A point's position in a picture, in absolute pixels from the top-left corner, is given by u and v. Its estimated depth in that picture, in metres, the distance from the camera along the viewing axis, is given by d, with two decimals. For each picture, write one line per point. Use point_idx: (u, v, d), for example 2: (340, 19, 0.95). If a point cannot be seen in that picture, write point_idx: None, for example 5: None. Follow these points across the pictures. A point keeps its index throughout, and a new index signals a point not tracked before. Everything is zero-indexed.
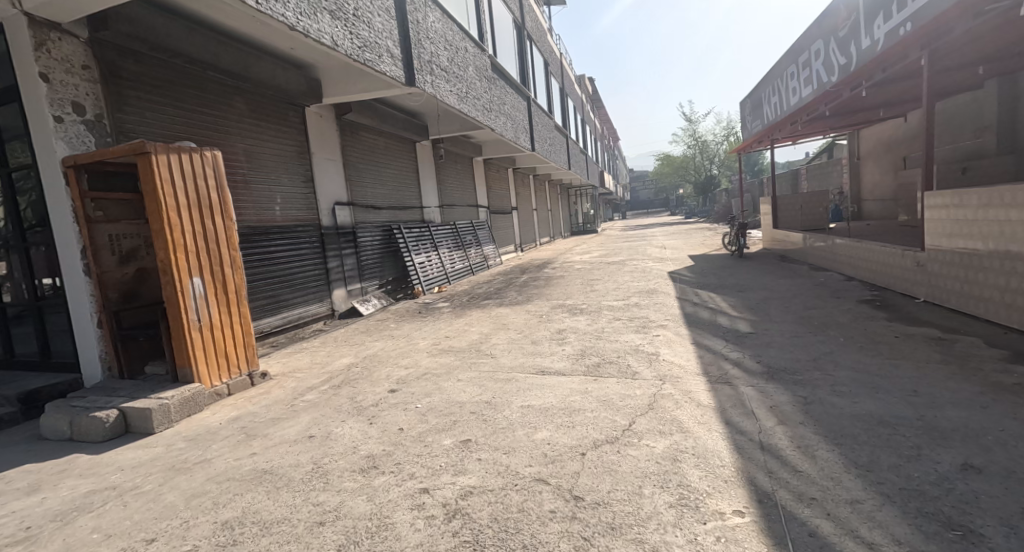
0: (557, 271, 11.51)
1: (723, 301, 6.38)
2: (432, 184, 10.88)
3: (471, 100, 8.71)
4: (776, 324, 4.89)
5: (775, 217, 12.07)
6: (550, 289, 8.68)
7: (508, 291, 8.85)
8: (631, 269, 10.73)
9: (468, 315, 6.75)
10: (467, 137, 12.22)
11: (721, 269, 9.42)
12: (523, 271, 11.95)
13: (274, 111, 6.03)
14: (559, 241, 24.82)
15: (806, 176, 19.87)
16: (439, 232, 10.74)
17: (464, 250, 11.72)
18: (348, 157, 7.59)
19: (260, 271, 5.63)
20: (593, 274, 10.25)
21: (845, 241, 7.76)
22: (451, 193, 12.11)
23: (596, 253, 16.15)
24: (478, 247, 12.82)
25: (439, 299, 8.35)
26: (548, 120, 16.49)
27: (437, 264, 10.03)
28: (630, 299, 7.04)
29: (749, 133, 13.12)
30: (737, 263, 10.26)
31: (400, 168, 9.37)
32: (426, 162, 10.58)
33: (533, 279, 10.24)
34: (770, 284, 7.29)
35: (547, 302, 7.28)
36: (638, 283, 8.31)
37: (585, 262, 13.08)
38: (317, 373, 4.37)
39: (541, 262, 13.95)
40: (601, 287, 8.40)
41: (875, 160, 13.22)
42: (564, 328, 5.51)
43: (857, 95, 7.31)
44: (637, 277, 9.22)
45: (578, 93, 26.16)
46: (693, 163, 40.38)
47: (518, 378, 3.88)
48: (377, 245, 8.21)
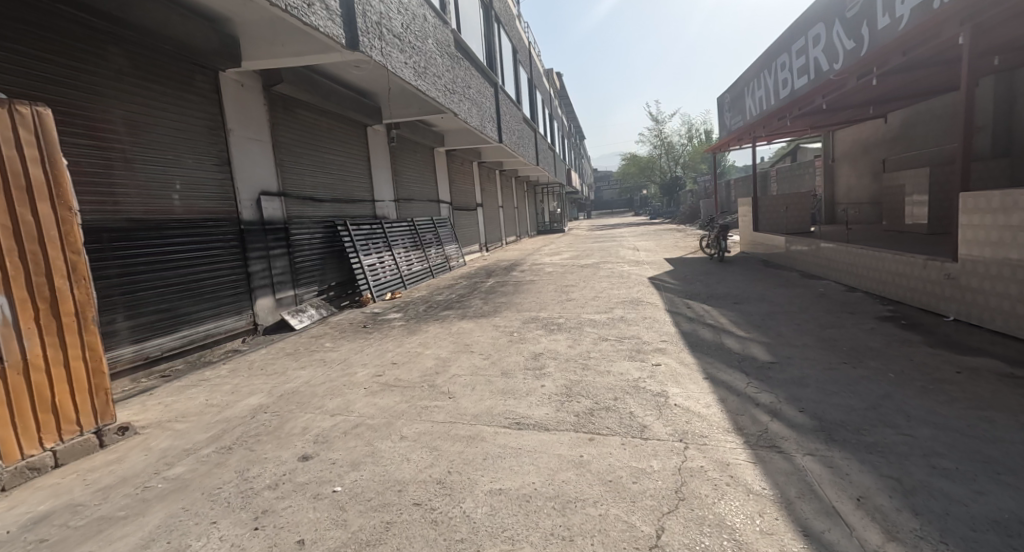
0: (527, 275, 10.50)
1: (722, 316, 5.53)
2: (387, 174, 9.66)
3: (431, 78, 7.55)
4: (799, 351, 4.04)
5: (756, 219, 11.51)
6: (520, 297, 7.65)
7: (472, 299, 7.77)
8: (608, 274, 9.86)
9: (424, 331, 5.64)
10: (428, 123, 11.05)
11: (705, 276, 8.66)
12: (490, 274, 10.87)
13: (173, 70, 4.69)
14: (525, 241, 23.89)
15: (776, 179, 19.62)
16: (395, 229, 9.52)
17: (422, 251, 10.54)
18: (281, 139, 6.32)
19: (149, 277, 4.32)
20: (566, 279, 9.31)
21: (843, 247, 7.09)
22: (409, 186, 10.91)
23: (567, 254, 15.29)
24: (439, 247, 11.65)
25: (392, 309, 7.16)
26: (516, 111, 15.47)
27: (390, 267, 8.83)
28: (615, 312, 6.12)
29: (727, 130, 12.52)
30: (720, 268, 9.55)
31: (348, 154, 8.13)
32: (380, 150, 9.37)
33: (500, 284, 9.18)
34: (767, 295, 6.51)
35: (519, 315, 6.25)
36: (619, 292, 7.43)
37: (556, 265, 12.15)
38: (209, 423, 3.18)
39: (508, 264, 12.91)
40: (577, 295, 7.45)
41: (852, 163, 12.86)
42: (541, 352, 4.51)
43: (860, 86, 6.65)
44: (616, 283, 8.34)
45: (547, 87, 25.24)
46: (659, 164, 40.34)
47: (484, 437, 2.83)
48: (316, 245, 6.94)
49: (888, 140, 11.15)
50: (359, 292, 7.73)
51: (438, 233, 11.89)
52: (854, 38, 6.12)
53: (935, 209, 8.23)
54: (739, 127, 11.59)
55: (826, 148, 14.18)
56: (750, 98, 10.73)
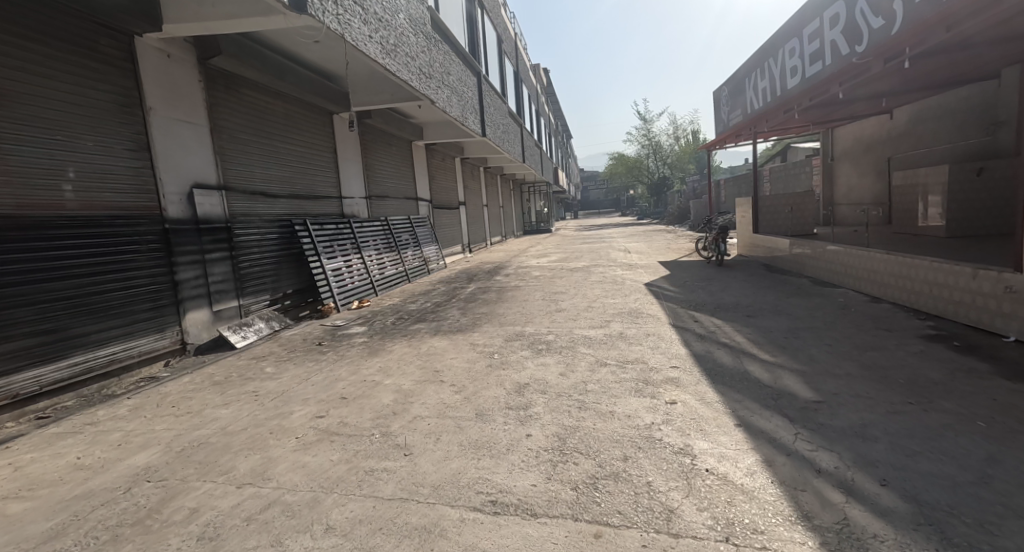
0: (511, 279, 9.68)
1: (738, 333, 4.77)
2: (356, 168, 8.76)
3: (403, 58, 6.66)
4: (847, 384, 3.27)
5: (756, 221, 10.85)
6: (503, 306, 6.83)
7: (449, 308, 6.93)
8: (600, 278, 9.08)
9: (389, 350, 4.79)
10: (404, 113, 10.17)
11: (706, 282, 7.94)
12: (471, 278, 10.04)
13: (67, 30, 3.77)
14: (511, 241, 23.09)
15: (769, 179, 19.10)
16: (365, 229, 8.63)
17: (397, 253, 9.66)
18: (223, 123, 5.39)
19: (21, 291, 3.38)
20: (555, 285, 8.51)
21: (862, 252, 6.41)
22: (383, 182, 10.02)
23: (555, 255, 14.52)
24: (415, 249, 10.78)
25: (357, 321, 6.28)
26: (501, 104, 14.64)
27: (359, 271, 7.94)
28: (612, 326, 5.33)
29: (725, 125, 11.83)
30: (721, 273, 8.84)
31: (309, 144, 7.22)
32: (349, 141, 8.46)
33: (482, 291, 8.35)
34: (782, 307, 5.77)
35: (502, 330, 5.42)
36: (614, 301, 6.66)
37: (543, 268, 11.37)
38: (66, 499, 2.29)
39: (492, 267, 12.10)
40: (567, 304, 6.65)
41: (854, 162, 12.32)
42: (528, 383, 3.69)
43: (883, 71, 5.96)
44: (609, 291, 7.56)
45: (533, 81, 24.41)
46: (647, 164, 39.84)
47: (447, 529, 2.00)
48: (267, 247, 6.03)
49: (896, 138, 10.53)
50: (320, 300, 6.83)
51: (415, 233, 11.02)
52: (883, 15, 5.42)
53: (955, 211, 7.65)
54: (738, 122, 10.97)
55: (826, 146, 13.63)
56: (750, 90, 10.10)
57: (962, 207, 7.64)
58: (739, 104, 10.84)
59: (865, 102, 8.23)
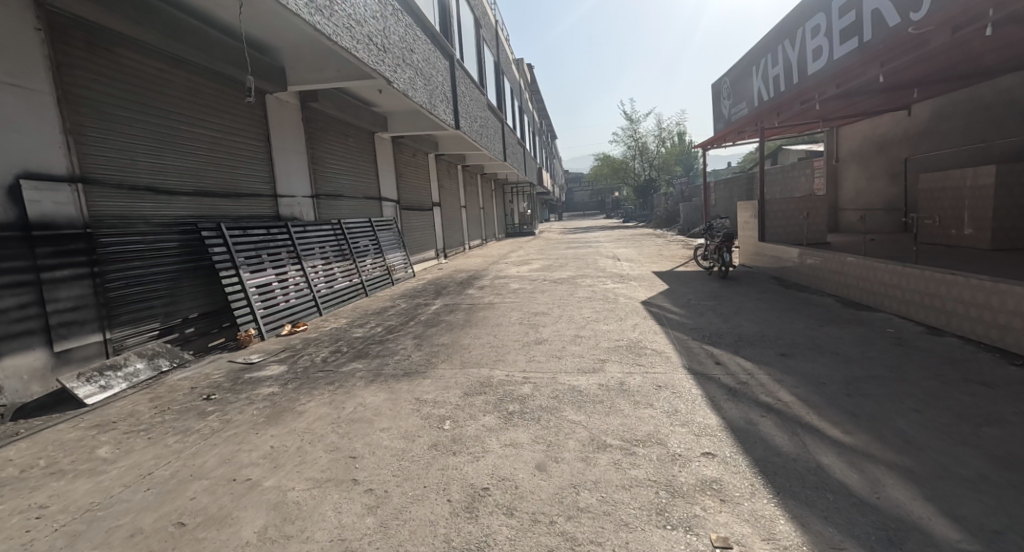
0: (485, 294, 8.35)
1: (780, 388, 3.52)
2: (298, 161, 7.34)
3: (342, 18, 5.32)
4: (1002, 511, 2.02)
5: (762, 228, 9.71)
6: (471, 334, 5.51)
7: (403, 336, 5.58)
8: (588, 294, 7.82)
9: (301, 411, 3.43)
10: (360, 98, 8.75)
11: (714, 302, 6.73)
12: (439, 293, 8.67)
13: None
14: (491, 244, 21.74)
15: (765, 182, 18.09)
16: (309, 235, 7.26)
17: (350, 262, 8.32)
18: (78, 90, 3.95)
19: None
20: (536, 304, 7.21)
21: (908, 268, 5.27)
22: (336, 180, 8.63)
23: (537, 263, 13.23)
24: (375, 257, 9.43)
25: (280, 355, 4.89)
26: (478, 95, 13.32)
27: (298, 287, 6.61)
28: (608, 372, 4.05)
29: (728, 118, 10.72)
30: (728, 290, 7.68)
31: (226, 127, 5.77)
32: (286, 128, 7.04)
33: (449, 310, 7.02)
34: (821, 342, 4.56)
35: (463, 376, 4.10)
36: (609, 330, 5.39)
37: (523, 279, 10.07)
38: None
39: (466, 277, 10.77)
40: (549, 333, 5.37)
41: (866, 164, 11.34)
42: (489, 490, 2.38)
43: (940, 44, 4.81)
44: (600, 313, 6.31)
45: (515, 75, 23.11)
46: (633, 165, 38.85)
47: None
48: (156, 260, 4.60)
49: (918, 136, 9.61)
50: (234, 326, 5.42)
51: (375, 239, 9.66)
52: None
53: (1003, 221, 6.72)
54: (742, 116, 9.85)
55: (831, 147, 12.65)
56: (758, 79, 8.97)
57: (1010, 216, 6.70)
58: (744, 96, 9.73)
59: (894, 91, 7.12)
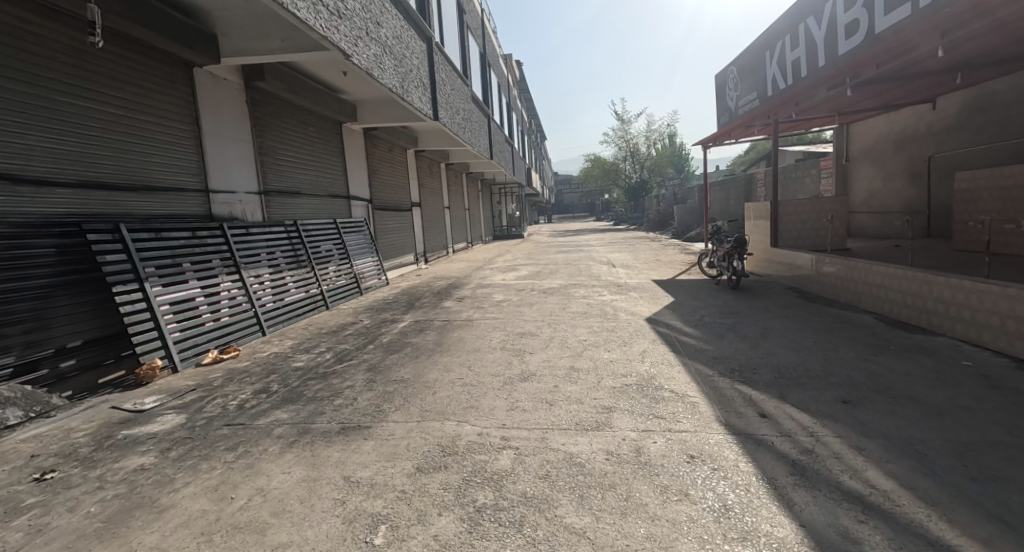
0: (464, 308, 7.26)
1: (866, 463, 2.48)
2: (240, 150, 6.20)
3: None
4: None
5: (773, 232, 8.78)
6: (440, 365, 4.42)
7: (355, 367, 4.47)
8: (582, 309, 6.77)
9: (170, 502, 2.31)
10: (321, 80, 7.65)
11: (732, 320, 5.72)
12: (411, 307, 7.57)
13: None
14: (476, 247, 20.65)
15: (764, 183, 17.24)
16: (253, 240, 6.18)
17: (308, 271, 7.26)
18: None
19: None
20: (521, 321, 6.14)
21: (976, 283, 4.33)
22: (293, 175, 7.53)
23: (524, 268, 12.18)
24: (339, 264, 8.35)
25: (189, 396, 3.75)
26: (460, 85, 12.28)
27: (237, 301, 5.53)
28: (618, 431, 2.98)
29: (736, 110, 9.78)
30: (744, 304, 6.69)
31: (137, 104, 4.67)
32: (224, 111, 5.90)
33: (418, 330, 5.93)
34: (887, 381, 3.55)
35: (422, 436, 3.01)
36: (613, 361, 4.34)
37: (507, 288, 9.01)
38: None
39: (445, 286, 9.67)
40: (539, 365, 4.30)
41: (880, 163, 10.66)
42: None
43: None
44: (599, 336, 5.26)
45: (502, 70, 22.09)
46: (624, 167, 38.07)
47: None
48: (15, 273, 3.47)
49: (944, 130, 8.80)
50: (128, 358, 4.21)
51: (339, 243, 8.58)
52: None
53: None
54: (752, 109, 8.93)
55: (843, 146, 11.85)
56: (772, 65, 8.05)
57: None
58: (755, 85, 8.80)
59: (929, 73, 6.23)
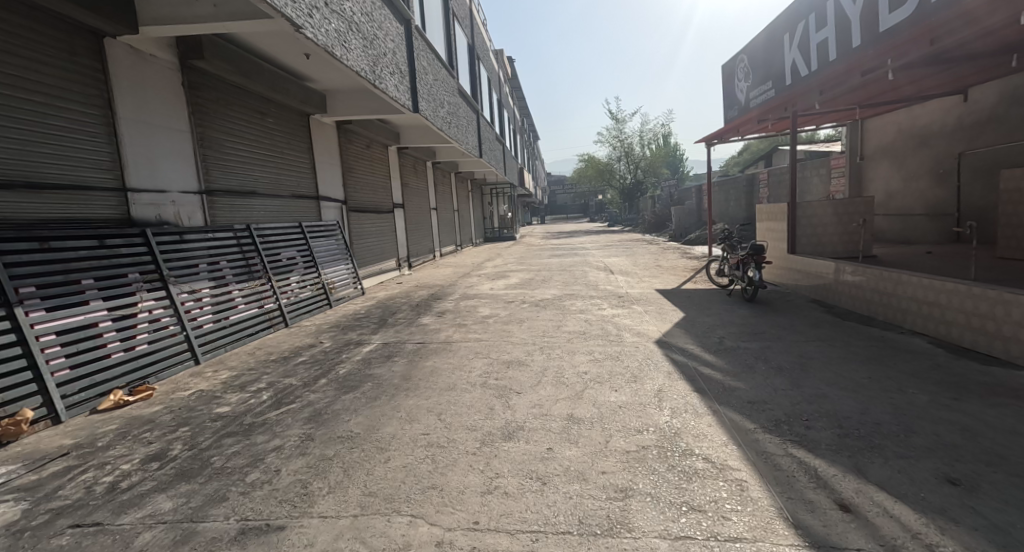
0: (443, 326, 6.33)
1: None
2: (173, 142, 5.22)
3: None
4: None
5: (790, 237, 7.96)
6: (403, 412, 3.48)
7: (295, 414, 3.51)
8: (579, 328, 5.86)
9: None
10: (279, 63, 6.72)
11: (758, 345, 4.83)
12: (383, 324, 6.60)
13: None
14: (465, 250, 19.70)
15: (767, 184, 16.44)
16: (189, 248, 5.21)
17: (262, 282, 6.30)
18: None
19: None
20: (508, 346, 5.22)
21: None
22: (249, 172, 6.58)
23: (515, 276, 11.26)
24: (301, 274, 7.39)
25: (52, 467, 2.76)
26: (445, 75, 11.36)
27: (162, 323, 4.55)
28: (640, 539, 2.06)
29: (749, 102, 8.94)
30: (765, 321, 5.83)
31: (16, 79, 3.72)
32: (152, 93, 4.93)
33: (386, 356, 4.97)
34: (995, 446, 2.64)
35: (354, 549, 2.05)
36: (622, 409, 3.43)
37: (495, 300, 8.08)
38: None
39: (426, 297, 8.72)
40: (528, 415, 3.38)
41: (899, 161, 9.88)
42: None
43: None
44: (601, 367, 4.35)
45: (493, 65, 21.18)
46: (618, 167, 37.30)
47: None
48: None
49: (979, 124, 8.03)
50: None
51: (303, 250, 7.62)
52: None
53: None
54: (767, 99, 8.08)
55: (857, 144, 11.10)
56: (793, 49, 7.20)
57: None
58: (771, 73, 7.96)
59: (978, 53, 5.40)
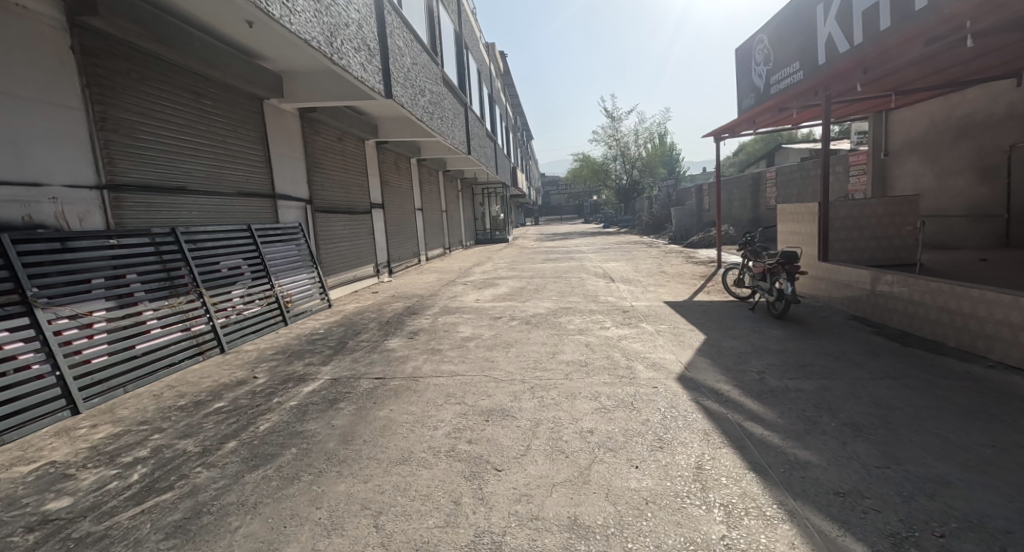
0: (413, 353, 5.20)
1: None
2: (53, 120, 4.05)
3: None
4: None
5: (821, 242, 6.87)
6: (325, 513, 2.35)
7: (164, 513, 2.36)
8: (578, 358, 4.75)
9: None
10: (214, 31, 5.57)
11: (813, 387, 3.73)
12: (341, 349, 5.44)
13: None
14: (454, 254, 18.58)
15: (774, 183, 15.44)
16: (80, 259, 4.10)
17: (190, 299, 5.13)
18: None
19: None
20: (489, 385, 4.11)
21: None
22: (179, 164, 5.43)
23: (505, 284, 10.15)
24: (247, 286, 6.21)
25: None
26: (427, 60, 10.25)
27: (20, 362, 3.44)
28: None
29: (773, 87, 7.88)
30: (810, 349, 4.71)
31: None
32: (14, 55, 3.78)
33: (330, 402, 3.82)
34: None
35: None
36: (652, 509, 2.30)
37: (479, 316, 6.95)
38: None
39: (402, 312, 7.59)
40: (510, 520, 2.26)
41: (931, 156, 8.91)
42: None
43: None
44: (611, 425, 3.24)
45: (484, 58, 20.07)
46: (614, 167, 36.33)
47: None
48: None
49: None
50: None
51: (249, 257, 6.45)
52: None
53: None
54: (796, 83, 7.02)
55: (879, 138, 10.08)
56: (830, 20, 6.18)
57: None
58: (802, 52, 6.91)
59: None
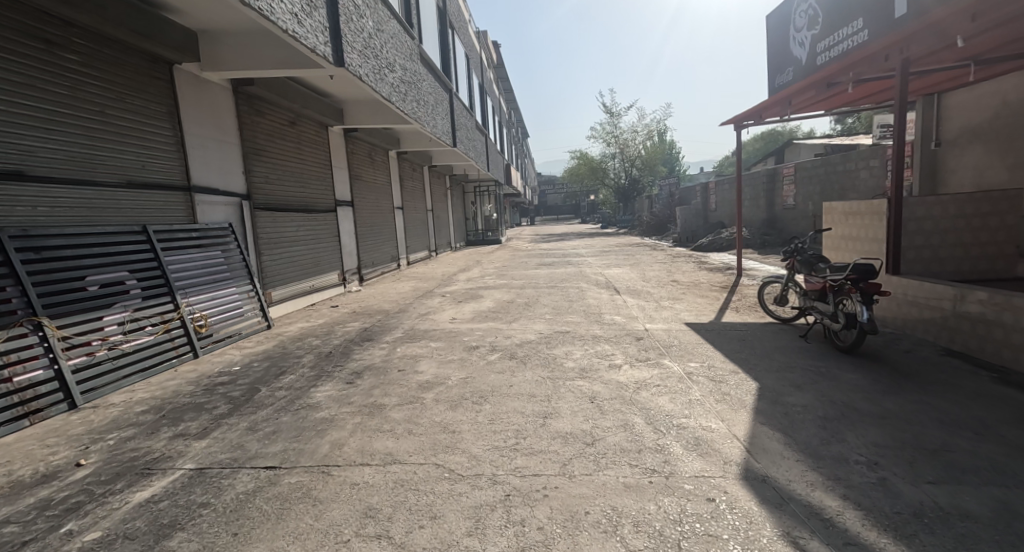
0: (344, 413, 3.62)
1: None
2: None
3: None
4: None
5: (893, 250, 5.33)
6: None
7: None
8: (580, 429, 3.20)
9: None
10: None
11: (987, 511, 2.17)
12: (245, 403, 3.85)
13: None
14: (441, 257, 17.00)
15: (793, 181, 13.93)
16: None
17: (15, 335, 3.60)
18: None
19: None
20: (440, 489, 2.55)
21: None
22: (18, 141, 3.98)
23: (491, 296, 8.59)
24: (132, 309, 4.61)
25: None
26: (397, 30, 8.66)
27: None
28: None
29: (821, 57, 6.37)
30: (928, 414, 3.15)
31: None
32: None
33: (160, 532, 2.24)
34: None
35: None
36: None
37: (450, 345, 5.38)
38: None
39: (356, 337, 6.01)
40: None
41: (1002, 143, 7.41)
42: None
43: None
44: None
45: (474, 45, 18.53)
46: (613, 165, 34.88)
47: None
48: None
49: None
50: None
51: (142, 269, 4.86)
52: None
53: None
54: (860, 46, 5.51)
55: (928, 125, 8.56)
56: None
57: None
58: (868, 6, 5.40)
59: None
